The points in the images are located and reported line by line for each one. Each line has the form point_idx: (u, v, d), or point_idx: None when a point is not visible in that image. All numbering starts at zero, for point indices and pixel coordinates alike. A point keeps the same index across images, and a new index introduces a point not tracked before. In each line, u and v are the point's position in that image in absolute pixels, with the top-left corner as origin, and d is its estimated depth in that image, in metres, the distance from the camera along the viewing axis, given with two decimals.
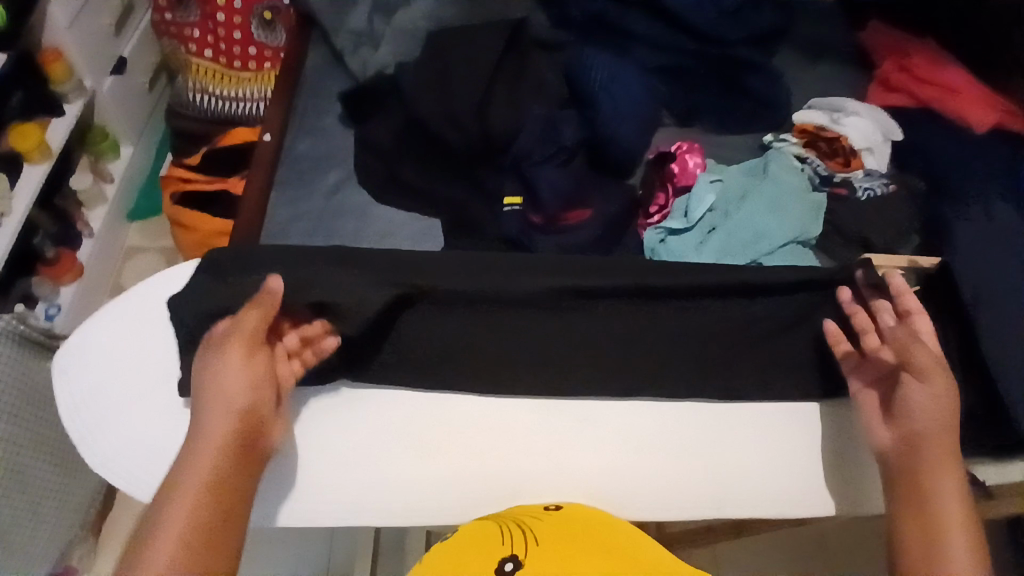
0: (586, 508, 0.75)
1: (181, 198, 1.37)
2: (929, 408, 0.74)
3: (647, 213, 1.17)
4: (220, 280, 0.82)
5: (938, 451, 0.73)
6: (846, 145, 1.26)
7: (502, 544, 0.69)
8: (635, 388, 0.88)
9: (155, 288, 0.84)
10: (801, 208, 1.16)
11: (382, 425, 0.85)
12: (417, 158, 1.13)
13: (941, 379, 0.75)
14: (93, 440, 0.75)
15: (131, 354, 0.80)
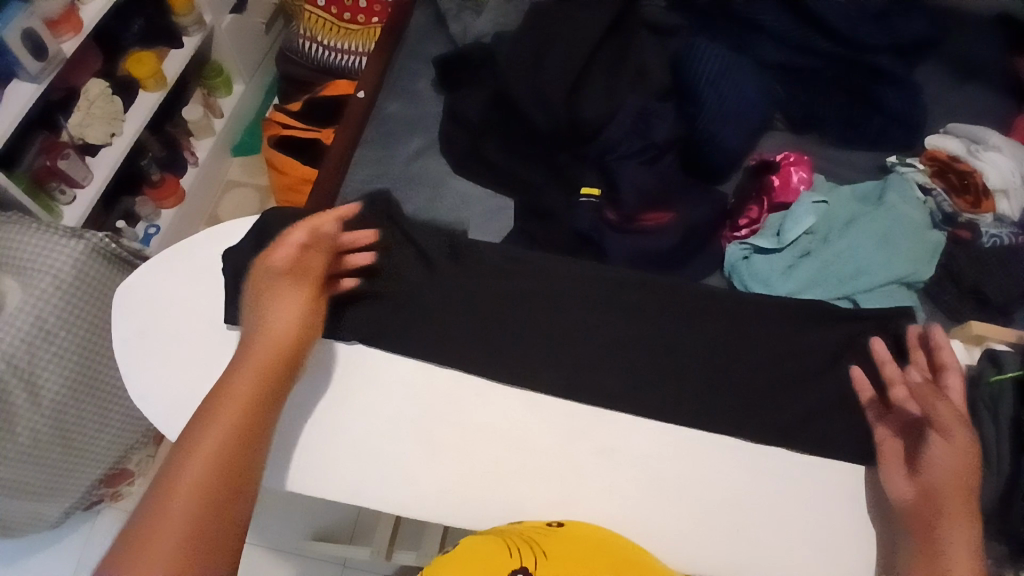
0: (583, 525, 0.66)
1: (278, 143, 1.41)
2: (952, 461, 0.65)
3: (735, 225, 1.09)
4: (289, 230, 0.83)
5: (959, 509, 0.63)
6: (982, 183, 1.09)
7: (509, 557, 0.60)
8: (673, 410, 0.77)
9: (215, 238, 0.85)
10: (915, 245, 1.03)
11: (394, 407, 0.76)
12: (501, 134, 1.10)
13: (966, 436, 0.65)
14: (131, 377, 0.77)
15: (183, 301, 0.81)
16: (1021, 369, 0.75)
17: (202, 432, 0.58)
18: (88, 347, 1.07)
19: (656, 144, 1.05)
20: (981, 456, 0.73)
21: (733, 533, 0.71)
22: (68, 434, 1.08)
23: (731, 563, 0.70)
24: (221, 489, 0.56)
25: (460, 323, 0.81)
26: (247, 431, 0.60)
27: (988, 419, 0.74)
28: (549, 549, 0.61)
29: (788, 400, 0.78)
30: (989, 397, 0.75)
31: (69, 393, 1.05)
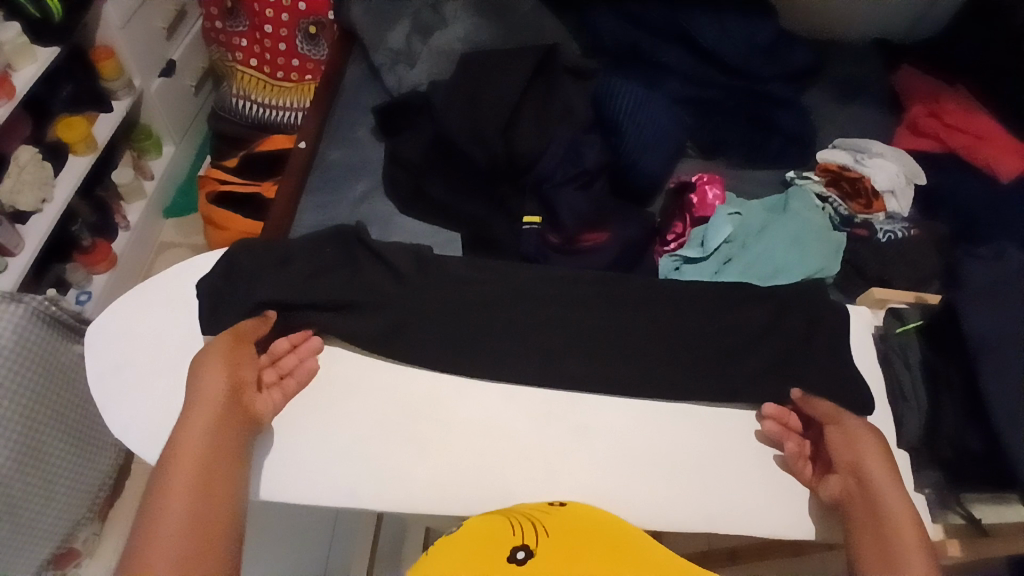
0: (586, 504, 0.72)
1: (216, 198, 1.42)
2: (869, 447, 0.73)
3: (664, 240, 1.18)
4: (251, 257, 0.86)
5: (888, 477, 0.71)
6: (870, 186, 1.27)
7: (514, 533, 0.66)
8: (634, 394, 0.83)
9: (187, 274, 0.87)
10: (819, 245, 1.15)
11: (380, 407, 0.80)
12: (442, 173, 1.17)
13: (859, 424, 0.76)
14: (108, 412, 0.76)
15: (158, 335, 0.82)
16: (920, 320, 0.86)
17: (182, 433, 0.68)
18: (29, 414, 1.03)
19: (587, 170, 1.12)
20: (901, 395, 0.83)
21: (708, 503, 0.76)
22: (11, 511, 1.02)
23: (705, 516, 0.75)
24: (212, 462, 0.67)
25: (426, 339, 0.84)
26: (220, 418, 0.70)
27: (901, 364, 0.85)
28: (551, 525, 0.67)
29: (732, 376, 0.84)
30: (897, 347, 0.87)
31: (12, 465, 1.00)
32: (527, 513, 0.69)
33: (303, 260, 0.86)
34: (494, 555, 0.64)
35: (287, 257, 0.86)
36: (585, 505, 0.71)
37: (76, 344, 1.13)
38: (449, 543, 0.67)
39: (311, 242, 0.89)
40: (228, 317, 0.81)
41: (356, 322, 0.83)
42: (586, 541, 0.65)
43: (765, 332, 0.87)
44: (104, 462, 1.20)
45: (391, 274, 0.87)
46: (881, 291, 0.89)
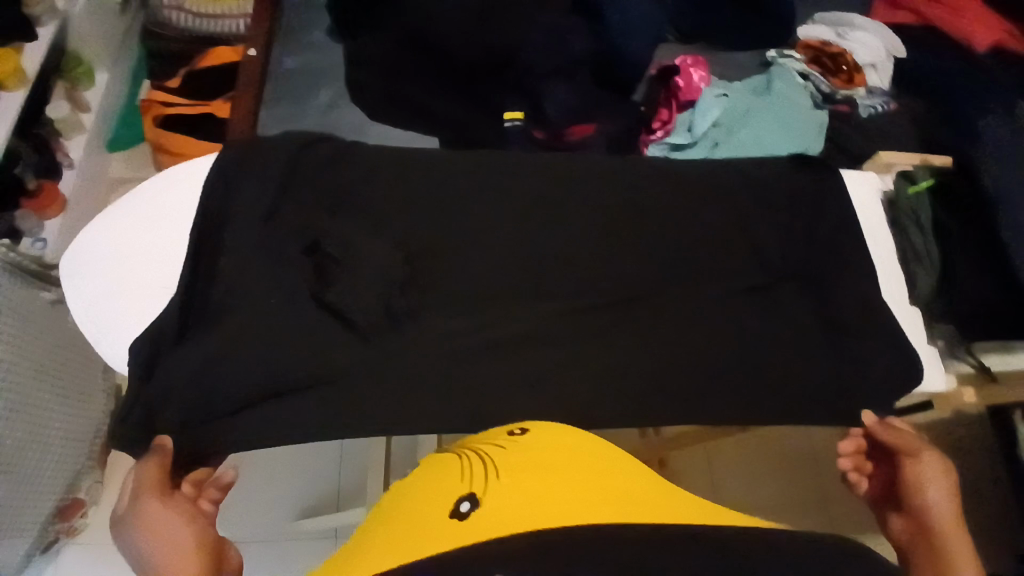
0: (549, 429, 0.60)
1: (164, 123, 1.31)
2: (940, 487, 0.62)
3: (649, 129, 1.14)
4: (242, 172, 0.74)
5: (948, 524, 0.59)
6: (852, 60, 1.25)
7: (460, 482, 0.54)
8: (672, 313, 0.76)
9: (158, 188, 0.75)
10: (804, 125, 1.14)
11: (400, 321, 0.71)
12: (415, 74, 1.09)
13: (939, 464, 0.63)
14: (107, 345, 0.68)
15: (147, 257, 0.71)
16: (928, 179, 0.85)
17: None
18: (8, 368, 0.98)
19: (571, 59, 1.07)
20: (913, 256, 0.81)
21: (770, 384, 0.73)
22: (9, 468, 0.99)
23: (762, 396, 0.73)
24: None
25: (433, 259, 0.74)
26: None
27: (911, 226, 0.82)
28: (501, 464, 0.54)
29: (773, 371, 0.73)
30: (909, 211, 0.83)
31: (1, 421, 0.96)
32: (476, 452, 0.59)
33: (282, 168, 0.75)
34: (432, 509, 0.51)
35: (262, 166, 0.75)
36: (546, 425, 0.62)
37: (44, 292, 1.06)
38: (397, 506, 0.56)
39: (255, 275, 0.70)
40: (232, 239, 0.71)
41: (352, 229, 0.74)
42: (543, 472, 0.51)
43: (784, 209, 0.81)
44: (93, 410, 1.17)
45: (359, 294, 0.70)
46: (889, 157, 0.88)
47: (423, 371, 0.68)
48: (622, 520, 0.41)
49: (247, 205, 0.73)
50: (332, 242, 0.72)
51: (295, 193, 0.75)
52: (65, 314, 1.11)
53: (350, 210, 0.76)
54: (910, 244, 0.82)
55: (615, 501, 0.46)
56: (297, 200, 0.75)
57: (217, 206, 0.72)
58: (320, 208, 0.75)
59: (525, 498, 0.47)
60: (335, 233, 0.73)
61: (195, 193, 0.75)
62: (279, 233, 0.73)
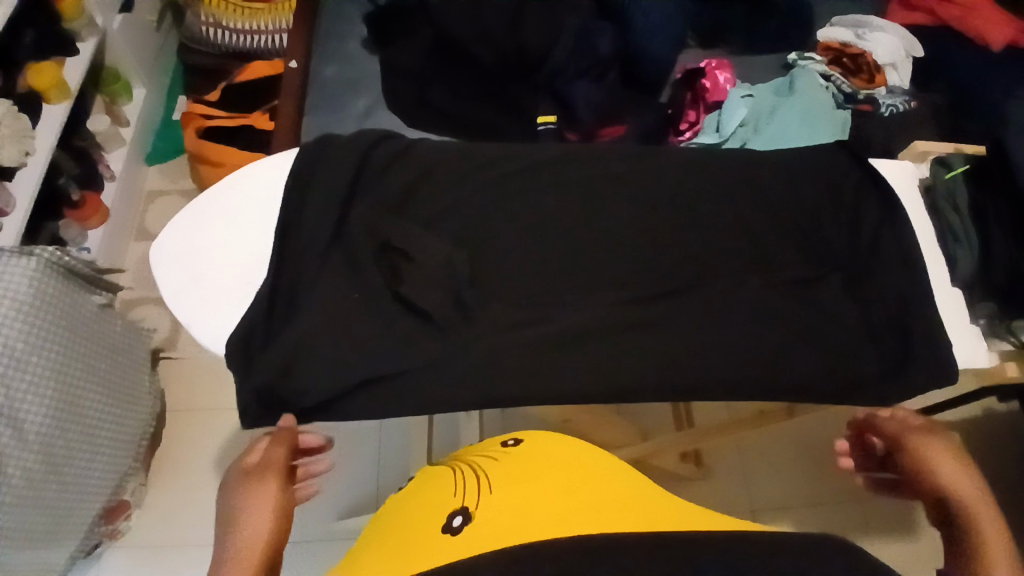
0: (538, 434, 0.69)
1: (204, 134, 1.34)
2: (948, 461, 0.59)
3: (677, 129, 1.18)
4: (316, 166, 0.76)
5: (959, 499, 0.56)
6: (873, 61, 1.29)
7: (454, 499, 0.59)
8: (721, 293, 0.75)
9: (241, 181, 0.77)
10: (829, 122, 1.17)
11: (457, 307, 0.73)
12: (448, 81, 1.13)
13: (941, 444, 0.61)
14: (200, 324, 0.69)
15: (234, 237, 0.73)
16: (966, 165, 0.83)
17: None
18: (60, 370, 1.01)
19: (600, 60, 1.10)
20: (951, 237, 0.79)
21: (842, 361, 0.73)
22: (58, 467, 1.02)
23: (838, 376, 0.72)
24: None
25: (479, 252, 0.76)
26: None
27: (950, 209, 0.80)
28: (496, 479, 0.61)
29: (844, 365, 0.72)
30: (947, 192, 0.81)
31: (52, 421, 1.00)
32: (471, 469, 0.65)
33: (337, 164, 0.77)
34: (427, 530, 0.56)
35: (317, 162, 0.77)
36: (538, 437, 0.70)
37: (94, 297, 1.11)
38: (391, 524, 0.62)
39: (320, 271, 0.72)
40: (300, 236, 0.73)
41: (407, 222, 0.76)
42: (535, 482, 0.58)
43: (836, 194, 0.80)
44: (139, 413, 1.20)
45: (429, 290, 0.72)
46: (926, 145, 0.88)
47: (476, 357, 0.69)
48: (595, 526, 0.47)
49: (319, 201, 0.74)
50: (396, 241, 0.74)
51: (364, 197, 0.76)
52: (112, 319, 1.15)
53: (409, 210, 0.77)
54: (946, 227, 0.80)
55: (593, 502, 0.53)
56: (365, 204, 0.76)
57: (296, 210, 0.74)
58: (381, 210, 0.76)
59: (511, 510, 0.54)
60: (400, 230, 0.75)
61: (281, 186, 0.76)
62: (346, 227, 0.74)
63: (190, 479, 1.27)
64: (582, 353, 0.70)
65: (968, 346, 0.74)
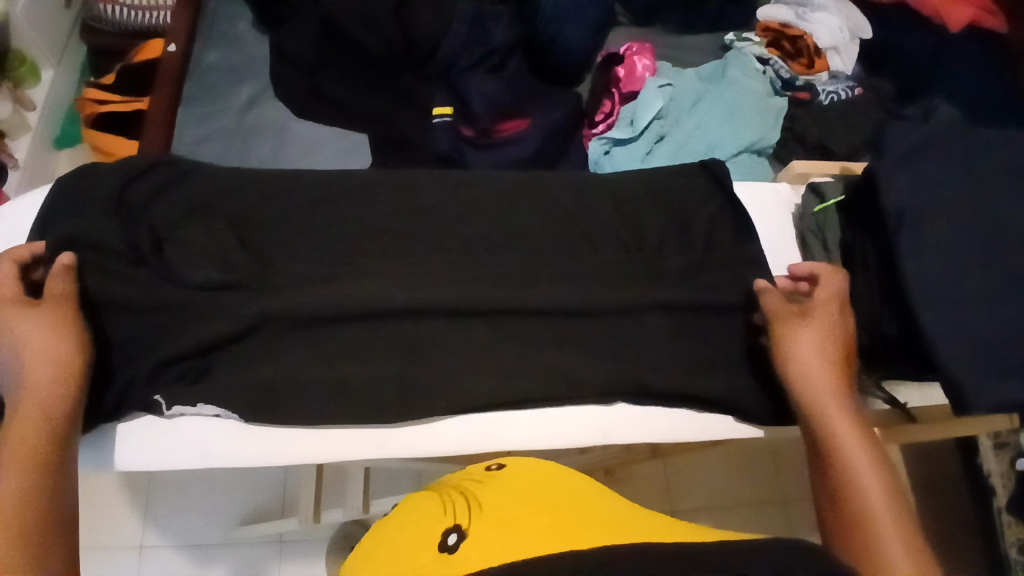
0: (528, 463, 0.58)
1: (97, 122, 1.26)
2: (807, 345, 0.59)
3: (592, 122, 1.09)
4: (90, 184, 0.67)
5: (832, 393, 0.56)
6: (812, 44, 1.19)
7: (442, 517, 0.51)
8: (574, 323, 0.68)
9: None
10: (758, 113, 1.05)
11: (286, 343, 0.65)
12: (339, 67, 1.03)
13: (819, 321, 0.60)
14: None
15: None
16: (840, 195, 0.73)
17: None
18: None
19: (495, 49, 1.03)
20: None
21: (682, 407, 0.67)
22: None
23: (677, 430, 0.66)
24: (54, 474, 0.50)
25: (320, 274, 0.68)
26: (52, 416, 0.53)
27: (817, 246, 0.73)
28: (485, 498, 0.52)
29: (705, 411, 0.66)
30: (817, 227, 0.73)
31: None
32: (458, 490, 0.56)
33: (112, 176, 0.68)
34: (420, 549, 0.48)
35: (91, 170, 0.69)
36: (524, 463, 0.58)
37: None
38: (377, 547, 0.53)
39: (109, 300, 0.63)
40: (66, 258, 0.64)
41: (224, 240, 0.67)
42: (527, 508, 0.49)
43: (719, 217, 0.73)
44: None
45: (233, 324, 0.63)
46: (803, 165, 0.79)
47: (300, 403, 0.63)
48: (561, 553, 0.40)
49: (95, 218, 0.65)
50: (179, 259, 0.66)
51: (139, 219, 0.67)
52: None
53: (236, 210, 0.70)
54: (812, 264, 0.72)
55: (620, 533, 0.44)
56: (165, 220, 0.68)
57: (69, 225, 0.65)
58: (159, 236, 0.67)
59: (509, 537, 0.45)
60: (214, 253, 0.66)
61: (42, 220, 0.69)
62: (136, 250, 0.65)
63: (98, 496, 1.16)
64: (425, 396, 0.64)
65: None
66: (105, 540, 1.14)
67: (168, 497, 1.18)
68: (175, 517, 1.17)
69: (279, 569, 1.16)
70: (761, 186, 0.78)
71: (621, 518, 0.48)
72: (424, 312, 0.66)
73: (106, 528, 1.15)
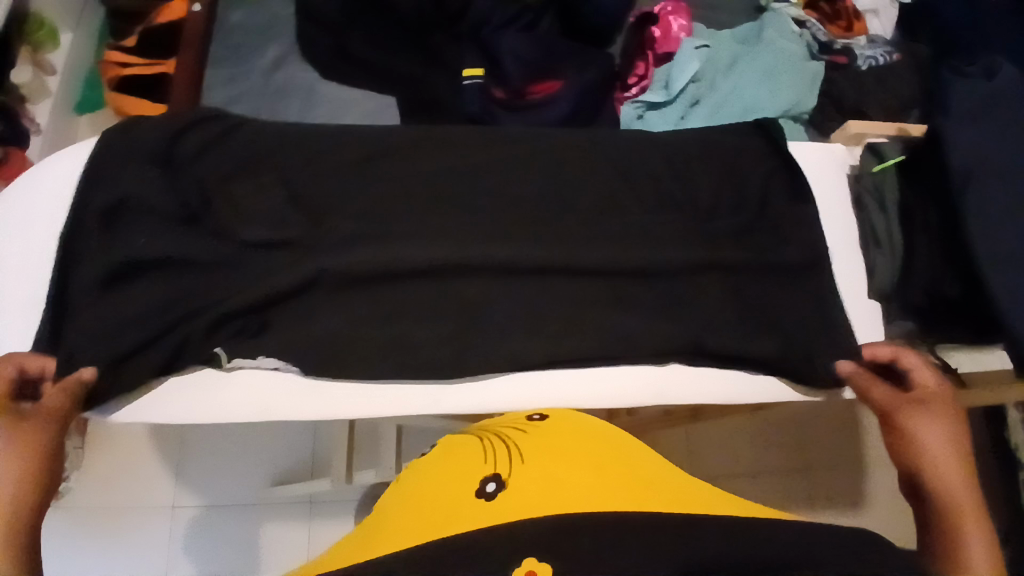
0: (567, 419, 0.59)
1: (120, 84, 1.24)
2: (941, 447, 0.53)
3: (626, 85, 1.07)
4: (134, 139, 0.66)
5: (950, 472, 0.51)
6: (852, 6, 1.16)
7: (483, 465, 0.52)
8: (612, 287, 0.67)
9: (38, 183, 0.67)
10: (797, 76, 1.02)
11: (327, 304, 0.65)
12: (368, 27, 1.01)
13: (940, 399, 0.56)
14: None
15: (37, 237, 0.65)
16: (901, 155, 0.71)
17: None
18: None
19: (529, 8, 1.02)
20: (872, 240, 0.71)
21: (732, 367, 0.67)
22: None
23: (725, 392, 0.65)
24: None
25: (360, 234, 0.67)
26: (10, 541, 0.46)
27: (873, 207, 0.71)
28: (526, 450, 0.54)
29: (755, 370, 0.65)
30: (873, 187, 0.71)
31: None
32: (500, 436, 0.58)
33: (153, 132, 0.67)
34: (458, 492, 0.50)
35: (134, 126, 0.67)
36: (568, 417, 0.60)
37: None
38: (422, 479, 0.56)
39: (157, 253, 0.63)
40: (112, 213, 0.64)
41: (267, 198, 0.67)
42: (567, 461, 0.50)
43: (777, 174, 0.72)
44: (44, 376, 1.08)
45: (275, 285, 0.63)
46: (862, 126, 0.78)
47: (343, 364, 0.63)
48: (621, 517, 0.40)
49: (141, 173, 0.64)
50: (227, 214, 0.66)
51: (183, 175, 0.66)
52: None
53: (267, 169, 0.68)
54: (870, 226, 0.71)
55: (664, 491, 0.46)
56: (207, 177, 0.67)
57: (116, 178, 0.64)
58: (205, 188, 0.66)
59: (552, 485, 0.47)
60: (256, 211, 0.66)
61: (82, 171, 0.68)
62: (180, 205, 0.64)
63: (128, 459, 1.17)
64: (468, 357, 0.64)
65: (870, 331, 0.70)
66: (138, 500, 1.16)
67: (199, 461, 1.19)
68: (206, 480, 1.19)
69: (308, 527, 1.19)
70: (820, 146, 0.76)
71: (677, 488, 0.47)
72: (465, 274, 0.66)
73: (139, 490, 1.17)
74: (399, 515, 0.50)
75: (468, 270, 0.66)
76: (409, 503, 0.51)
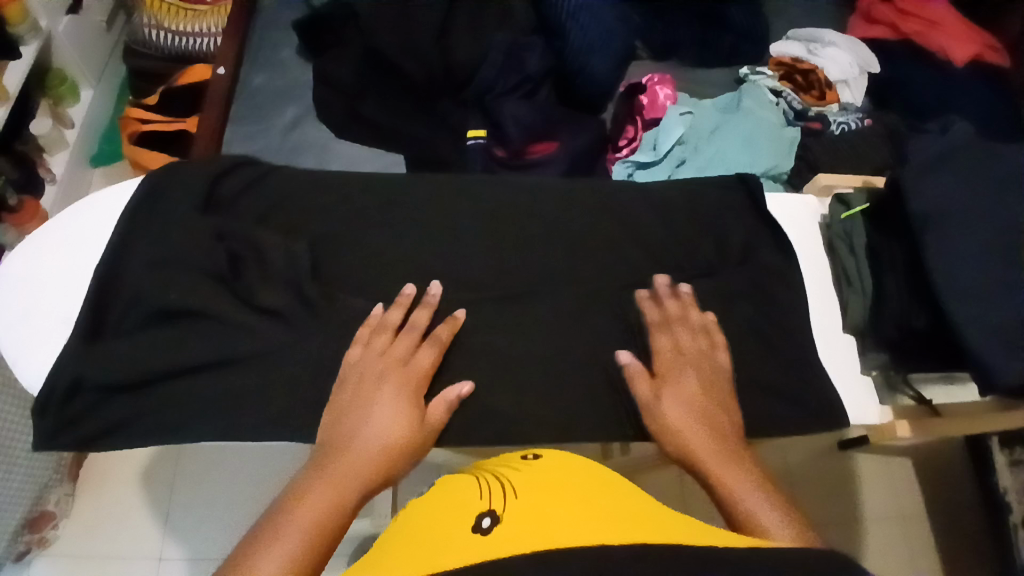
0: (565, 456, 0.55)
1: (139, 140, 1.32)
2: (681, 413, 0.58)
3: (616, 146, 1.14)
4: (172, 188, 0.74)
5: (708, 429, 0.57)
6: (824, 77, 1.24)
7: (477, 501, 0.49)
8: (613, 326, 0.70)
9: (81, 222, 0.74)
10: (773, 142, 1.11)
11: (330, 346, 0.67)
12: (378, 93, 1.09)
13: (678, 379, 0.61)
14: (20, 362, 0.66)
15: (68, 273, 0.70)
16: (866, 203, 0.78)
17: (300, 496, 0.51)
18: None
19: (529, 77, 1.10)
20: (844, 280, 0.75)
21: None
22: None
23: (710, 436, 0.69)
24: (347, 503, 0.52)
25: (368, 276, 0.72)
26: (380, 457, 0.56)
27: (844, 250, 0.76)
28: (521, 486, 0.50)
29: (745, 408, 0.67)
30: (843, 232, 0.78)
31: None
32: (493, 474, 0.54)
33: (185, 183, 0.74)
34: (450, 527, 0.46)
35: (171, 175, 0.75)
36: (566, 457, 0.55)
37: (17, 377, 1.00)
38: (411, 518, 0.51)
39: (177, 288, 0.67)
40: (140, 251, 0.70)
41: (280, 242, 0.71)
42: (566, 497, 0.47)
43: (759, 226, 0.78)
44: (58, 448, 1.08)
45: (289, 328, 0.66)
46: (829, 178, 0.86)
47: None
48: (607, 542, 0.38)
49: (174, 218, 0.72)
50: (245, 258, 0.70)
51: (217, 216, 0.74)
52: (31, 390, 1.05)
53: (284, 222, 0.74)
54: (840, 267, 0.77)
55: (670, 532, 0.42)
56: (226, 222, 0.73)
57: (149, 219, 0.72)
58: (224, 233, 0.71)
59: (551, 523, 0.43)
60: (272, 253, 0.70)
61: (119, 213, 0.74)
62: (200, 247, 0.70)
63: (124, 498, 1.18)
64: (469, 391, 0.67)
65: (844, 369, 0.72)
66: (128, 550, 1.15)
67: (190, 506, 1.18)
68: (195, 526, 1.17)
69: None
70: (795, 196, 0.82)
71: (684, 526, 0.43)
72: (468, 315, 0.70)
73: (129, 535, 1.16)
74: (387, 557, 0.45)
75: (470, 312, 0.70)
76: (399, 542, 0.47)
